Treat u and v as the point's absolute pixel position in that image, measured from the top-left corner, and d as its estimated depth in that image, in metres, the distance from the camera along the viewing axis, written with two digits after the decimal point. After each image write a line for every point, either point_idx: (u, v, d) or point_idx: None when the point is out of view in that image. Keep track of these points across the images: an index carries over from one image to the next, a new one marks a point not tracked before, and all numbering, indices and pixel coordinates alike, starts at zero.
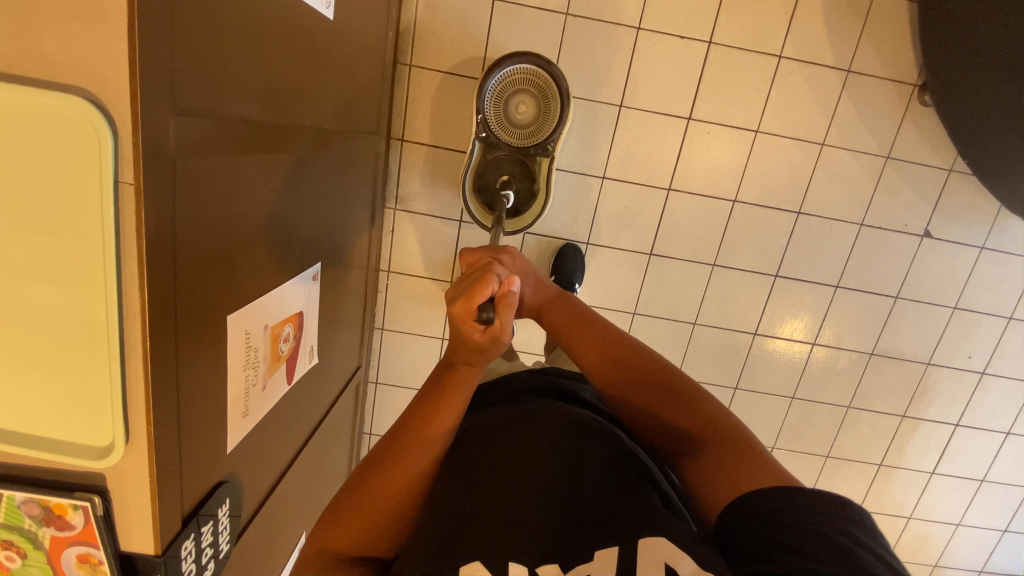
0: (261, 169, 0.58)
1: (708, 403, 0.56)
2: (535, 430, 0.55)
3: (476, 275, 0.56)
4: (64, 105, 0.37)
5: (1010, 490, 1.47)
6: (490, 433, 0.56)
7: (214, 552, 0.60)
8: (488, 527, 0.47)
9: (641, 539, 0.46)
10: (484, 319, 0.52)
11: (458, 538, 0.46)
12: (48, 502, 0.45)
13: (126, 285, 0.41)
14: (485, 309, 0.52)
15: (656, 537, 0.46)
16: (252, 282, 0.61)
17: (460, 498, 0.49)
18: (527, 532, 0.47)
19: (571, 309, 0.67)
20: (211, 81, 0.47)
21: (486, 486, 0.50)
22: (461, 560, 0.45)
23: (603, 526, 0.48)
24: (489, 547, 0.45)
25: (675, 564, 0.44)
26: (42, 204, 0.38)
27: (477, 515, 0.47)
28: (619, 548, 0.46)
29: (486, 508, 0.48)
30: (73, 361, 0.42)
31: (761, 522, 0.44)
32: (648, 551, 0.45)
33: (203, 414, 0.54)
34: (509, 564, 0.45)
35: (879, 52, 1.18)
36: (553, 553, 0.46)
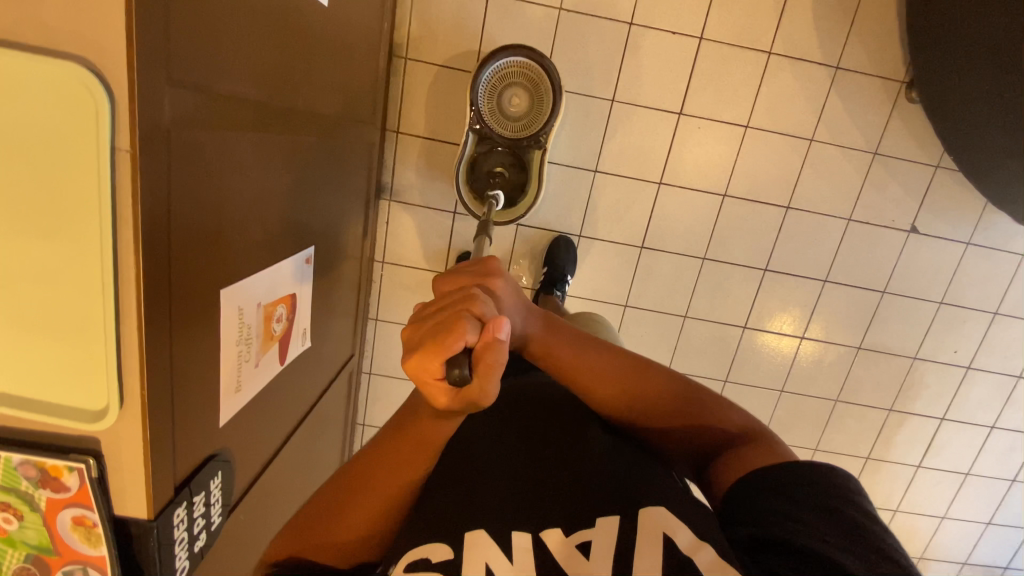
0: (255, 149, 0.60)
1: (722, 408, 0.58)
2: (533, 415, 0.59)
3: (448, 308, 0.47)
4: (63, 75, 0.38)
5: (995, 484, 1.49)
6: (493, 421, 0.59)
7: (206, 523, 0.61)
8: (492, 497, 0.50)
9: (640, 510, 0.48)
10: (456, 377, 0.43)
11: (461, 511, 0.49)
12: (44, 463, 0.47)
13: (122, 252, 0.43)
14: (457, 364, 0.43)
15: (655, 507, 0.48)
16: (245, 260, 0.62)
17: (462, 475, 0.53)
18: (528, 505, 0.49)
19: (565, 333, 0.61)
20: (207, 58, 0.49)
21: (487, 466, 0.53)
22: (465, 528, 0.48)
23: (605, 496, 0.50)
24: (491, 518, 0.48)
25: (673, 534, 0.46)
26: (42, 170, 0.40)
27: (478, 490, 0.51)
28: (620, 518, 0.48)
29: (488, 484, 0.51)
30: (70, 325, 0.44)
31: (766, 494, 0.47)
32: (648, 521, 0.47)
33: (196, 384, 0.56)
34: (511, 531, 0.47)
35: (867, 49, 1.20)
36: (552, 521, 0.48)
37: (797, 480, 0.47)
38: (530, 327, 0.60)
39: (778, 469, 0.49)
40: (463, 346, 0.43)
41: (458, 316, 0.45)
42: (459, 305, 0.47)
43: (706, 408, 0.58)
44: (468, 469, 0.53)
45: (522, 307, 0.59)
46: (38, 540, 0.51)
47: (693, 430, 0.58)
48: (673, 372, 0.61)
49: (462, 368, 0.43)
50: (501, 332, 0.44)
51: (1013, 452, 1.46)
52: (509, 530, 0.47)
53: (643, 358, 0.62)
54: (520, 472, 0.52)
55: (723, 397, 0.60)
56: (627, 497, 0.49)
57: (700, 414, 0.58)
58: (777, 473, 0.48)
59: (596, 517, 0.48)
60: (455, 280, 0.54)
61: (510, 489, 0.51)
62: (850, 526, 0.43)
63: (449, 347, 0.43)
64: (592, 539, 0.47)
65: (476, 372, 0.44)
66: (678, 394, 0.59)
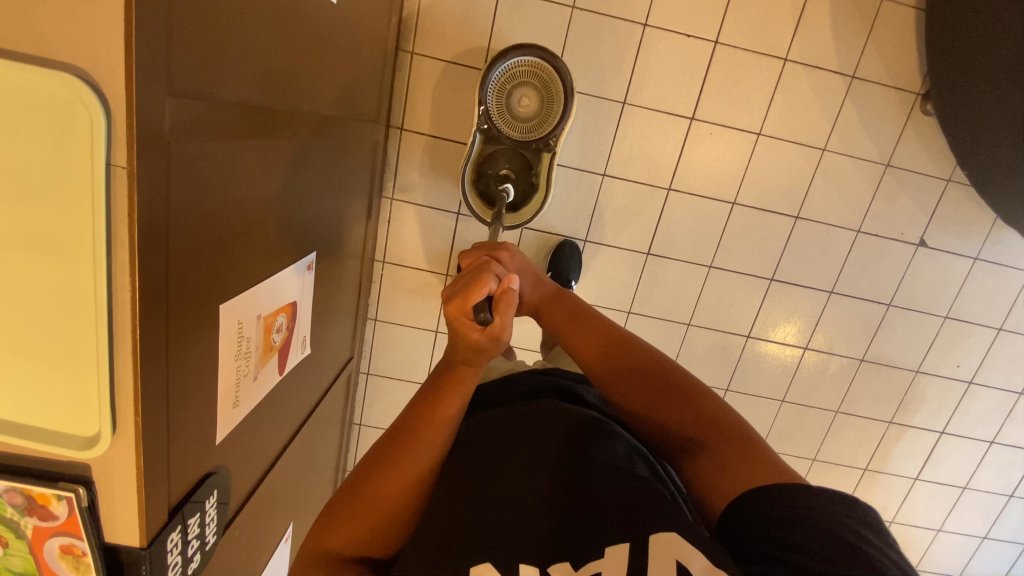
0: (257, 156, 0.57)
1: (706, 400, 0.57)
2: (539, 437, 0.56)
3: (473, 273, 0.57)
4: (53, 84, 0.35)
5: (991, 497, 1.49)
6: (496, 440, 0.57)
7: (200, 544, 0.59)
8: (497, 528, 0.48)
9: (651, 536, 0.46)
10: (482, 319, 0.54)
11: (463, 541, 0.48)
12: (30, 491, 0.44)
13: (117, 275, 0.40)
14: (482, 309, 0.54)
15: (668, 534, 0.46)
16: (246, 271, 0.59)
17: (466, 499, 0.51)
18: (536, 536, 0.48)
19: (568, 306, 0.69)
20: (210, 64, 0.45)
21: (493, 492, 0.51)
22: (473, 559, 0.46)
23: (615, 524, 0.48)
24: (499, 551, 0.46)
25: (687, 562, 0.44)
26: (32, 188, 0.37)
27: (485, 518, 0.49)
28: (629, 546, 0.46)
29: (493, 511, 0.49)
30: (60, 349, 0.41)
31: (771, 517, 0.45)
32: (663, 546, 0.45)
33: (194, 404, 0.53)
34: (520, 564, 0.46)
35: (884, 59, 1.17)
36: (562, 553, 0.47)
37: (793, 493, 0.46)
38: (534, 295, 0.72)
39: (772, 486, 0.47)
40: (484, 294, 0.54)
41: (481, 272, 0.57)
42: (481, 266, 0.59)
43: (680, 392, 0.58)
44: (472, 498, 0.51)
45: (530, 278, 0.72)
46: (23, 567, 0.49)
47: (663, 409, 0.58)
48: (667, 358, 0.62)
49: (485, 312, 0.54)
50: (513, 283, 0.56)
51: (1011, 466, 1.46)
52: (515, 562, 0.46)
53: (639, 340, 0.64)
54: (525, 501, 0.50)
55: (707, 387, 0.58)
56: (635, 523, 0.48)
57: (673, 394, 0.58)
58: (781, 492, 0.46)
59: (606, 547, 0.46)
60: (471, 255, 0.69)
61: (514, 519, 0.49)
62: (845, 543, 0.42)
63: (473, 295, 0.54)
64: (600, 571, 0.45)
65: (497, 310, 0.54)
66: (657, 374, 0.60)
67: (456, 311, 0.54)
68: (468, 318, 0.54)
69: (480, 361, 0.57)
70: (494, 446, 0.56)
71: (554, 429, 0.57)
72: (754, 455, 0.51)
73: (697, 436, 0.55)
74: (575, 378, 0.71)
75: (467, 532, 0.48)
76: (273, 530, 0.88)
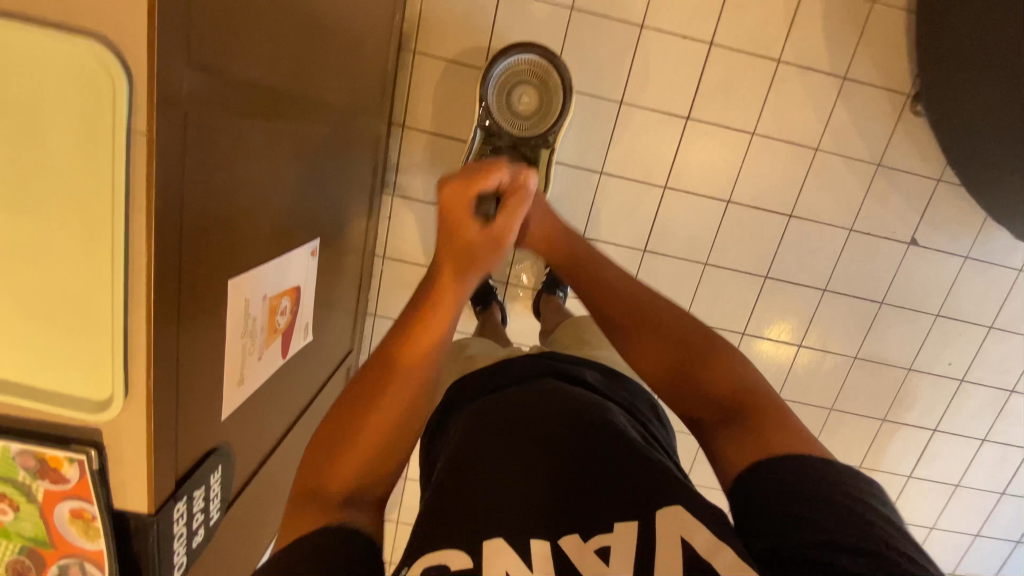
0: (266, 138, 0.59)
1: (742, 374, 0.58)
2: (540, 417, 0.57)
3: None
4: (80, 54, 0.37)
5: (984, 496, 1.51)
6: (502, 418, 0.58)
7: (205, 518, 0.60)
8: (507, 502, 0.50)
9: (658, 511, 0.47)
10: None
11: (477, 513, 0.49)
12: (44, 453, 0.46)
13: (134, 239, 0.42)
14: None
15: (671, 509, 0.47)
16: (254, 252, 0.61)
17: (471, 477, 0.52)
18: (541, 511, 0.49)
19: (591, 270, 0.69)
20: (224, 44, 0.47)
21: (498, 471, 0.52)
22: (484, 535, 0.47)
23: (618, 501, 0.49)
24: (508, 527, 0.48)
25: (691, 538, 0.46)
26: (56, 154, 0.39)
27: (493, 495, 0.50)
28: (637, 522, 0.47)
29: (508, 485, 0.51)
30: (77, 313, 0.43)
31: (780, 499, 0.46)
32: (665, 522, 0.46)
33: (201, 376, 0.55)
34: (531, 539, 0.47)
35: (874, 61, 1.21)
36: (571, 526, 0.48)
37: (801, 470, 0.47)
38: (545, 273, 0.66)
39: (796, 460, 0.48)
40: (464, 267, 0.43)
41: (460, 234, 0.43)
42: None
43: (716, 370, 0.58)
44: (484, 472, 0.52)
45: (549, 236, 0.72)
46: (34, 532, 0.50)
47: (702, 374, 0.59)
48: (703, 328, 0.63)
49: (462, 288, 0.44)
50: None
51: (1003, 464, 1.48)
52: (528, 540, 0.47)
53: (675, 308, 0.65)
54: (535, 475, 0.52)
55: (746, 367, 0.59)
56: (646, 499, 0.49)
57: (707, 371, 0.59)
58: (791, 470, 0.47)
59: (617, 522, 0.48)
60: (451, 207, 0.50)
61: (525, 492, 0.50)
62: (849, 514, 0.43)
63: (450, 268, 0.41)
64: (610, 546, 0.46)
65: None
66: (696, 343, 0.61)
67: (427, 292, 0.44)
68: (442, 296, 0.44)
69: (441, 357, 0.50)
70: (503, 423, 0.57)
71: (555, 408, 0.58)
72: (794, 429, 0.52)
73: (736, 406, 0.55)
74: (571, 360, 0.73)
75: (482, 505, 0.49)
76: (273, 516, 0.89)
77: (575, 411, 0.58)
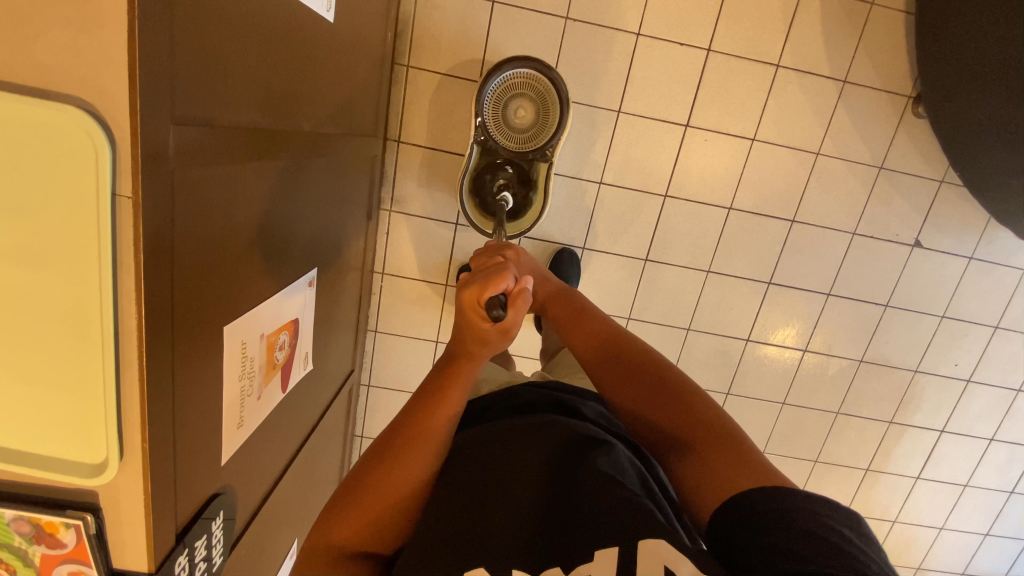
0: (258, 177, 0.57)
1: (697, 401, 0.57)
2: (531, 446, 0.56)
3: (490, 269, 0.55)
4: (58, 117, 0.35)
5: (994, 494, 1.50)
6: (491, 448, 0.56)
7: (208, 565, 0.59)
8: (486, 537, 0.49)
9: (640, 540, 0.46)
10: (494, 316, 0.50)
11: (462, 547, 0.48)
12: (38, 520, 0.44)
13: (123, 302, 0.41)
14: (496, 306, 0.50)
15: (654, 539, 0.46)
16: (248, 292, 0.59)
17: (460, 509, 0.51)
18: (521, 544, 0.49)
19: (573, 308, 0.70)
20: (212, 91, 0.46)
21: (487, 499, 0.51)
22: (465, 566, 0.47)
23: (606, 523, 0.48)
24: (489, 554, 0.47)
25: (675, 566, 0.44)
26: (36, 219, 0.37)
27: (481, 534, 0.49)
28: (619, 546, 0.46)
29: (490, 521, 0.50)
30: (66, 380, 0.41)
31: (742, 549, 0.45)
32: (648, 553, 0.45)
33: (200, 425, 0.53)
34: (512, 567, 0.47)
35: (875, 64, 1.19)
36: (552, 561, 0.48)
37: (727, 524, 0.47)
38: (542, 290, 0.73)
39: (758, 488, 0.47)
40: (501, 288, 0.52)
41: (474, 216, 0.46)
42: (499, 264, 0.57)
43: (677, 393, 0.58)
44: (462, 509, 0.51)
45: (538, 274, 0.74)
46: None
47: (654, 409, 0.58)
48: (664, 361, 0.62)
49: (499, 308, 0.50)
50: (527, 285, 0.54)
51: (1011, 462, 1.47)
52: (509, 568, 0.47)
53: (638, 341, 0.64)
54: (514, 509, 0.51)
55: (705, 394, 0.58)
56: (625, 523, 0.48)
57: (651, 381, 0.59)
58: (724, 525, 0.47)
59: (597, 548, 0.47)
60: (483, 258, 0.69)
61: (502, 525, 0.50)
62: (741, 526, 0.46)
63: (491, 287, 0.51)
64: (591, 573, 0.45)
65: (512, 305, 0.52)
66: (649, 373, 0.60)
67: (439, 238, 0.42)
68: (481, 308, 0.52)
69: (482, 356, 0.55)
70: (487, 457, 0.55)
71: (544, 438, 0.57)
72: (747, 459, 0.51)
73: (693, 435, 0.54)
74: (576, 391, 0.71)
75: (462, 542, 0.48)
76: (278, 548, 0.87)
77: (560, 442, 0.57)
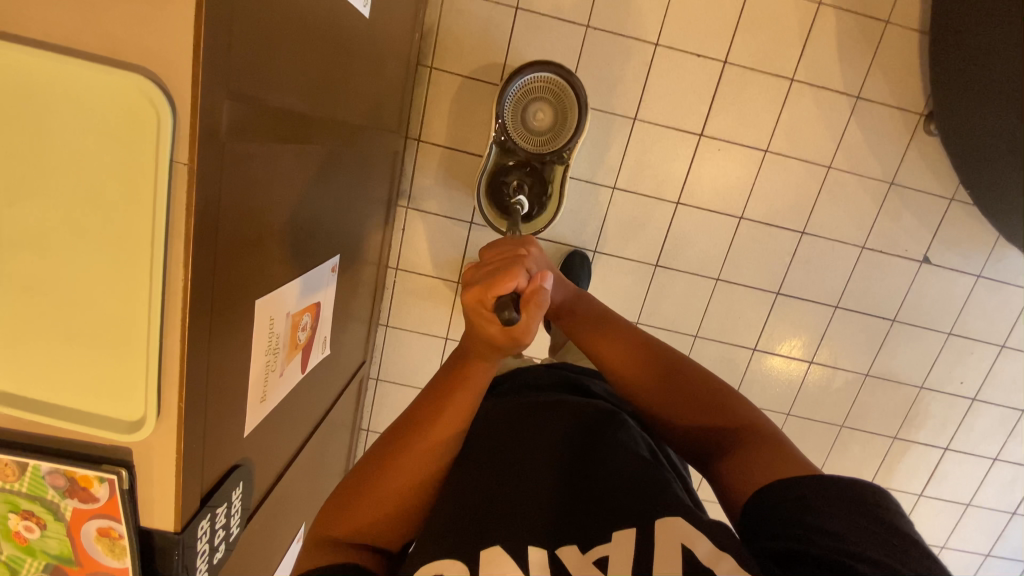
0: (294, 159, 0.59)
1: (738, 408, 0.54)
2: (547, 424, 0.58)
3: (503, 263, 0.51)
4: (126, 86, 0.38)
5: (997, 515, 1.49)
6: (509, 425, 0.58)
7: (226, 534, 0.60)
8: (504, 511, 0.49)
9: (658, 521, 0.47)
10: (506, 318, 0.47)
11: (479, 517, 0.49)
12: (74, 473, 0.46)
13: (171, 265, 0.42)
14: (507, 307, 0.47)
15: (673, 518, 0.47)
16: (278, 270, 0.61)
17: (477, 479, 0.52)
18: (537, 519, 0.49)
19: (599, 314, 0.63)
20: (261, 71, 0.48)
21: (502, 477, 0.52)
22: (483, 544, 0.47)
23: (623, 502, 0.49)
24: (506, 531, 0.48)
25: (692, 544, 0.45)
26: (96, 180, 0.39)
27: (498, 506, 0.50)
28: (636, 531, 0.47)
29: (509, 495, 0.51)
30: (111, 337, 0.43)
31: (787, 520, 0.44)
32: (667, 531, 0.46)
33: (229, 394, 0.55)
34: (529, 546, 0.47)
35: (888, 81, 1.21)
36: (569, 538, 0.48)
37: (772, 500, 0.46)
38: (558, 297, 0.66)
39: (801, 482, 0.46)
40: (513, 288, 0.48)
41: (511, 264, 0.50)
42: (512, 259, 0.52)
43: (717, 401, 0.55)
44: (478, 481, 0.52)
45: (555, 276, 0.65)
46: (59, 550, 0.51)
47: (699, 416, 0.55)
48: (700, 368, 0.59)
49: (511, 310, 0.47)
50: (546, 283, 0.49)
51: (1015, 484, 1.47)
52: (526, 545, 0.47)
53: (669, 349, 0.61)
54: (530, 481, 0.52)
55: (742, 397, 0.56)
56: (642, 509, 0.48)
57: (693, 391, 0.56)
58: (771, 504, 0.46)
59: (614, 532, 0.47)
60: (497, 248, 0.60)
61: (518, 497, 0.51)
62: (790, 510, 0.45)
63: (502, 285, 0.48)
64: (607, 555, 0.46)
65: (525, 309, 0.48)
66: (689, 381, 0.57)
67: (475, 301, 0.49)
68: (487, 310, 0.49)
69: (491, 362, 0.54)
70: (507, 435, 0.56)
71: (559, 417, 0.58)
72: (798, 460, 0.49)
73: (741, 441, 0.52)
74: (585, 371, 0.72)
75: (480, 514, 0.49)
76: (286, 532, 0.88)
77: (575, 422, 0.58)
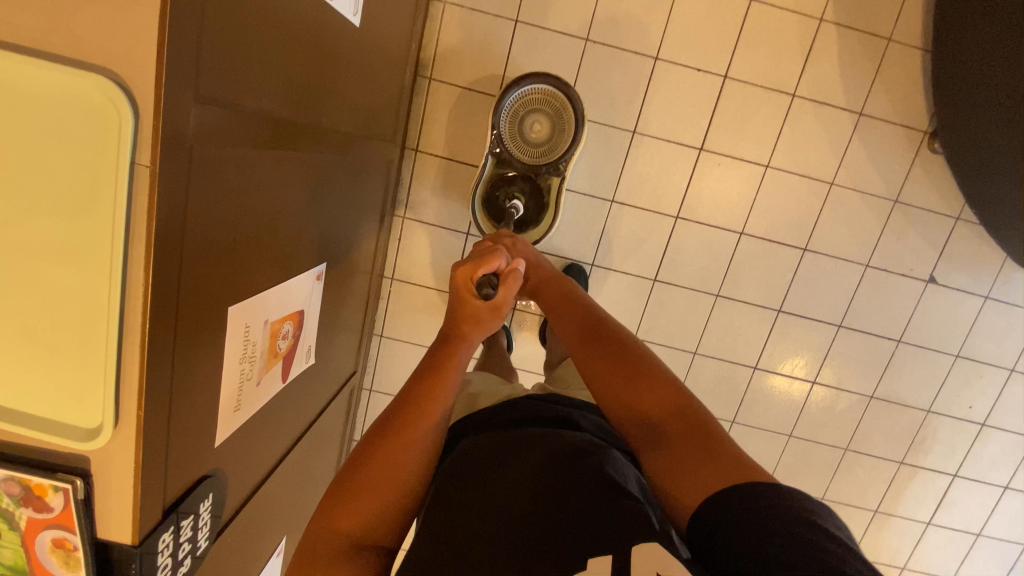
0: (275, 165, 0.59)
1: (675, 393, 0.56)
2: (526, 455, 0.56)
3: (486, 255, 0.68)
4: (88, 87, 0.37)
5: (1009, 546, 1.43)
6: (488, 458, 0.56)
7: (192, 548, 0.58)
8: (474, 547, 0.48)
9: (635, 547, 0.44)
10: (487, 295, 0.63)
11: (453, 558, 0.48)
12: (28, 481, 0.45)
13: (131, 269, 0.41)
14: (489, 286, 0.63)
15: (648, 544, 0.44)
16: (255, 277, 0.60)
17: (453, 517, 0.51)
18: (502, 547, 0.47)
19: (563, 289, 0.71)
20: (236, 76, 0.48)
21: (472, 512, 0.51)
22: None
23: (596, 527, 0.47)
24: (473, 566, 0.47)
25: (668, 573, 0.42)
26: (56, 182, 0.39)
27: (471, 542, 0.49)
28: (611, 558, 0.44)
29: (484, 529, 0.49)
30: (69, 342, 0.42)
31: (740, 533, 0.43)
32: (644, 558, 0.43)
33: (197, 402, 0.53)
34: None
35: (891, 98, 1.20)
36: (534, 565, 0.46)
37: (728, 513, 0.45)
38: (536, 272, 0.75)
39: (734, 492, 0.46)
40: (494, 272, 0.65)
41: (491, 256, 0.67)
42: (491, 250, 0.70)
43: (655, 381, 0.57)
44: (452, 521, 0.51)
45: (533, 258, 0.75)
46: (14, 561, 0.49)
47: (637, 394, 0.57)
48: (647, 351, 0.61)
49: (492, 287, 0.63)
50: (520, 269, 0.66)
51: None
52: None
53: (620, 331, 0.63)
54: (501, 513, 0.50)
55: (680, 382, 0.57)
56: (614, 533, 0.46)
57: (633, 369, 0.58)
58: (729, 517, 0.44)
59: (590, 557, 0.45)
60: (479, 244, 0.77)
61: (487, 530, 0.49)
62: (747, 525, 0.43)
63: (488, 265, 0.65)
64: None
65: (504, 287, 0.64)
66: (632, 360, 0.59)
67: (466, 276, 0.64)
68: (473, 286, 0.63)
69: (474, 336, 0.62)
70: (484, 469, 0.55)
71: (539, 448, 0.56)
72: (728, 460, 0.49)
73: (673, 428, 0.53)
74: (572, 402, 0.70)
75: (454, 553, 0.48)
76: (265, 546, 0.86)
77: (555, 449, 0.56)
